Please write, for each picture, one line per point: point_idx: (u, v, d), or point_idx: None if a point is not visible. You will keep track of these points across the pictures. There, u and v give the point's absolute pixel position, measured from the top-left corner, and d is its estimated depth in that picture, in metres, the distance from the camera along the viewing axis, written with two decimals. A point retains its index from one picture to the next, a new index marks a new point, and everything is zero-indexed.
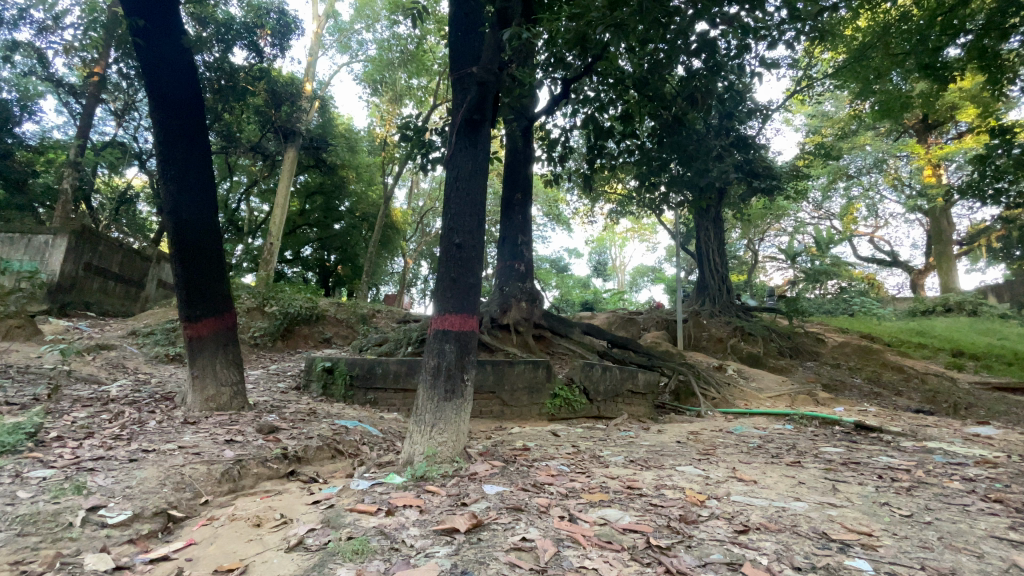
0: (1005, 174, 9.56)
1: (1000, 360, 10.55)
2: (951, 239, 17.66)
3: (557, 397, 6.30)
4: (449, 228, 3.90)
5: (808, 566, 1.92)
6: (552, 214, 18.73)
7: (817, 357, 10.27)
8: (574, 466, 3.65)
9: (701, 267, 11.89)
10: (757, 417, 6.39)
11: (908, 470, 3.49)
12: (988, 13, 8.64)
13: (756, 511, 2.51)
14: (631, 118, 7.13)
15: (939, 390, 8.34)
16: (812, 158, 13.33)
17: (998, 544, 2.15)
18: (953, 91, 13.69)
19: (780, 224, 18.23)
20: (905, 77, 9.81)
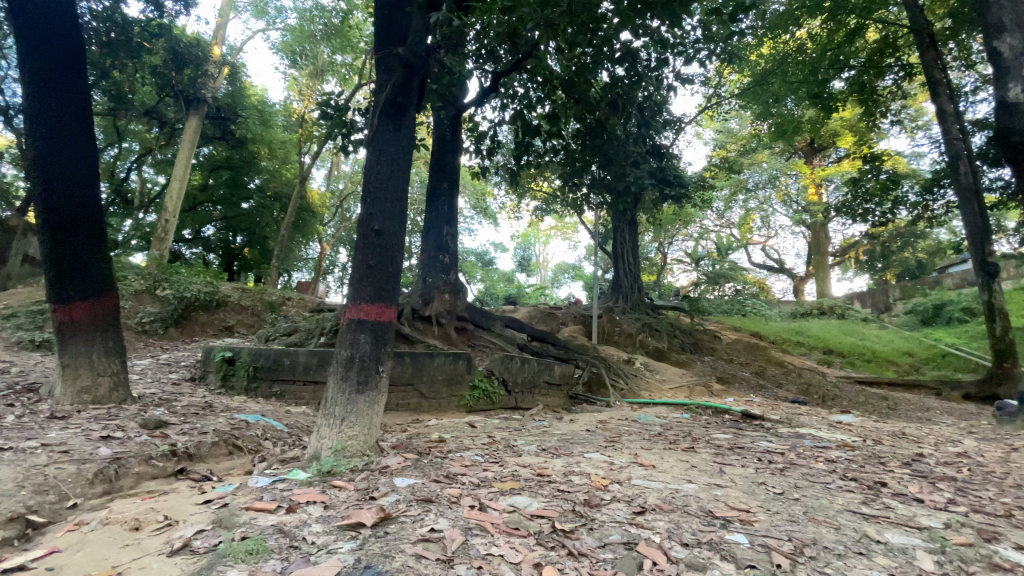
0: (872, 197, 11.10)
1: (861, 358, 12.25)
2: (828, 250, 20.10)
3: (476, 388, 6.34)
4: (368, 213, 3.76)
5: (694, 541, 2.10)
6: (479, 207, 18.73)
7: (714, 352, 11.22)
8: (487, 456, 3.70)
9: (617, 267, 12.46)
10: (660, 406, 6.87)
11: (782, 453, 3.95)
12: (868, 53, 9.98)
13: (653, 493, 2.71)
14: (557, 118, 7.31)
15: (812, 383, 9.52)
16: (718, 171, 14.48)
17: (850, 517, 2.50)
18: (836, 120, 15.54)
19: (688, 230, 19.63)
20: (798, 104, 10.98)
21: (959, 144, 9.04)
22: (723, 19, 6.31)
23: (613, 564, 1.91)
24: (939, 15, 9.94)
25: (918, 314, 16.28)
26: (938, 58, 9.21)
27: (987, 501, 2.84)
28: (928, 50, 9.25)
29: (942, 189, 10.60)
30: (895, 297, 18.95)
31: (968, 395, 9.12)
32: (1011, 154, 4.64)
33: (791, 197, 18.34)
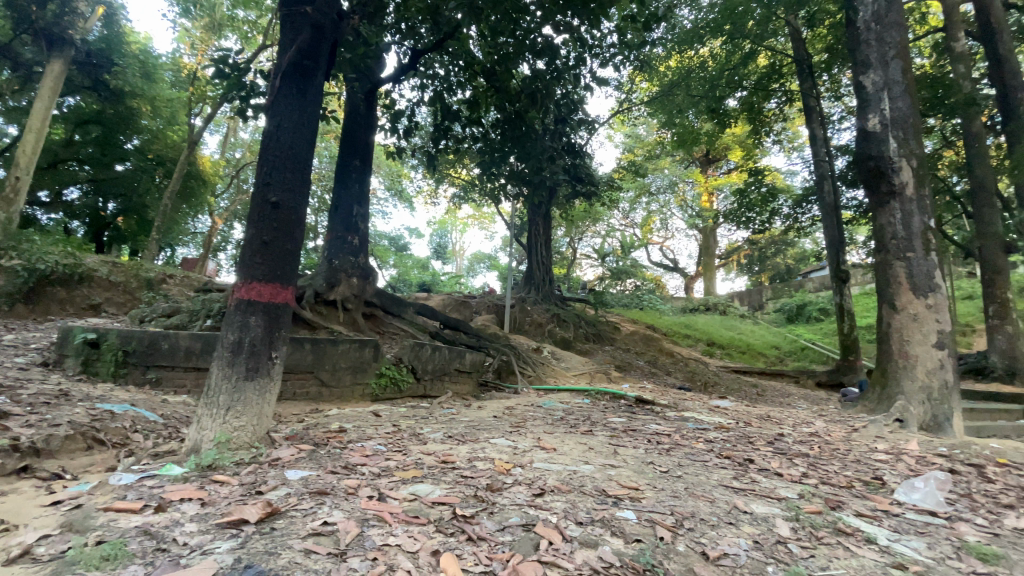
0: (755, 207, 12.44)
1: (737, 350, 13.76)
2: (715, 253, 22.21)
3: (382, 376, 6.13)
4: (263, 184, 3.44)
5: (588, 520, 2.20)
6: (392, 190, 18.04)
7: (614, 342, 11.92)
8: (390, 445, 3.60)
9: (530, 258, 12.69)
10: (563, 393, 7.15)
11: (669, 435, 4.29)
12: (758, 77, 11.14)
13: (552, 475, 2.81)
14: (477, 105, 7.25)
15: (696, 371, 10.51)
16: (625, 173, 15.29)
17: (724, 491, 2.79)
18: (728, 135, 17.14)
19: (596, 227, 20.56)
20: (698, 117, 11.95)
21: (825, 166, 10.41)
22: (638, 26, 6.61)
23: (510, 547, 1.94)
24: (817, 50, 11.29)
25: (784, 313, 18.63)
26: (813, 89, 10.48)
27: (831, 473, 3.32)
28: (806, 81, 10.50)
29: (810, 205, 12.15)
30: (766, 297, 21.48)
31: (820, 382, 10.64)
32: (867, 177, 5.40)
33: (687, 203, 19.91)
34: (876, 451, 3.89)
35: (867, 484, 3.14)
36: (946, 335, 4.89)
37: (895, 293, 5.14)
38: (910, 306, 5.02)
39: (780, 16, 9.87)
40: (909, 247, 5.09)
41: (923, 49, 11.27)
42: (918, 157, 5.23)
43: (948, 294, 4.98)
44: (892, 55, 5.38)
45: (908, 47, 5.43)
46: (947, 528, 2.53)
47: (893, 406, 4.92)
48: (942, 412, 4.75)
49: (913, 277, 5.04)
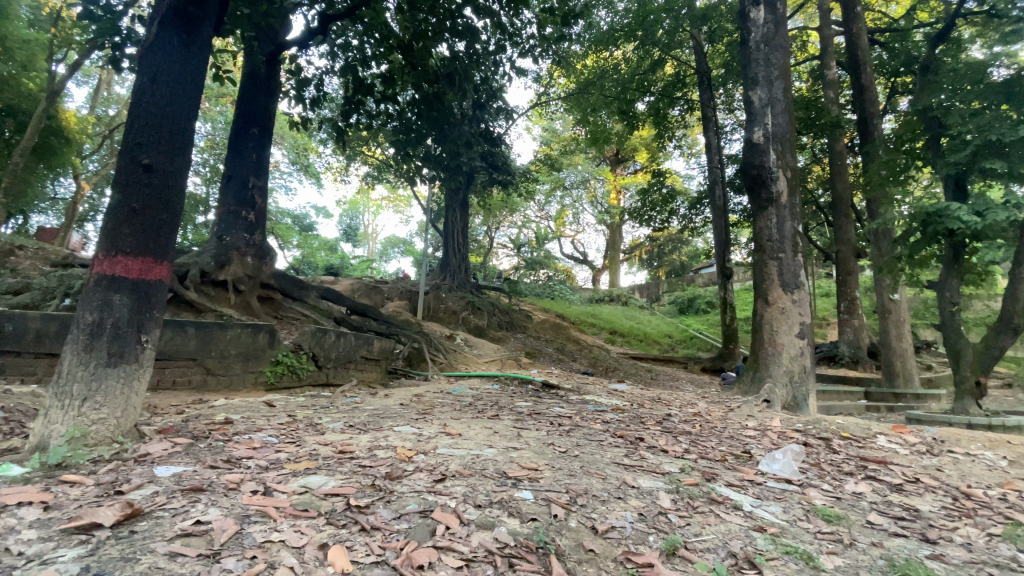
0: (656, 207, 13.36)
1: (636, 339, 14.78)
2: (620, 248, 23.56)
3: (279, 364, 5.72)
4: (133, 142, 3.02)
5: (486, 502, 2.22)
6: (297, 165, 16.74)
7: (525, 330, 12.19)
8: (283, 436, 3.37)
9: (446, 246, 12.43)
10: (473, 379, 7.18)
11: (570, 417, 4.48)
12: (663, 86, 12.02)
13: (455, 460, 2.81)
14: (393, 82, 6.95)
15: (600, 358, 11.11)
16: (541, 166, 15.56)
17: (616, 468, 2.97)
18: (637, 137, 18.10)
19: (512, 217, 20.76)
20: (609, 118, 12.48)
21: (717, 173, 11.39)
22: (556, 20, 6.69)
23: (406, 534, 1.90)
24: (715, 65, 12.27)
25: (677, 305, 20.27)
26: (711, 100, 11.36)
27: (709, 448, 3.68)
28: (705, 92, 11.36)
29: (703, 207, 13.27)
30: (663, 290, 23.21)
31: (705, 367, 11.76)
32: (751, 183, 5.98)
33: (597, 199, 20.76)
34: (747, 428, 4.37)
35: (738, 457, 3.51)
36: (807, 327, 5.60)
37: (768, 289, 5.78)
38: (779, 301, 5.68)
39: (686, 29, 10.57)
40: (781, 248, 5.74)
41: (801, 74, 12.68)
42: (791, 169, 5.90)
43: (809, 291, 5.69)
44: (776, 75, 5.99)
45: (789, 70, 6.08)
46: (799, 493, 2.92)
47: (762, 388, 5.56)
48: (801, 393, 5.46)
49: (783, 275, 5.70)
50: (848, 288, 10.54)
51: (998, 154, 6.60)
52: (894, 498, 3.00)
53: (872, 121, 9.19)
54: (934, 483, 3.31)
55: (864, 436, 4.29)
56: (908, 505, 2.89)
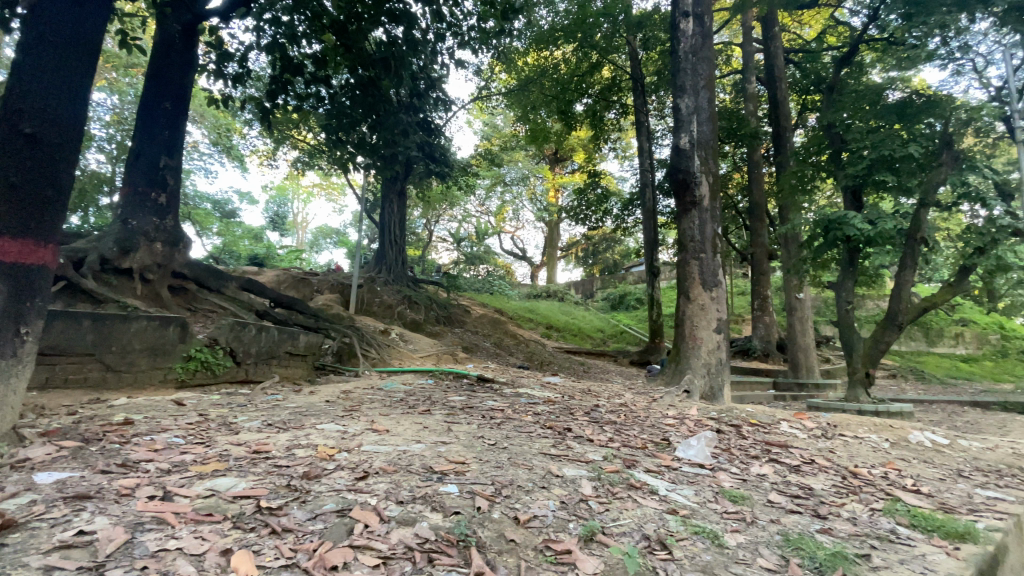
0: (592, 207, 13.80)
1: (570, 334, 15.18)
2: (558, 245, 24.06)
3: (191, 360, 5.29)
4: (11, 109, 2.66)
5: (409, 498, 2.18)
6: (218, 146, 15.53)
7: (463, 325, 12.11)
8: (191, 437, 3.13)
9: (382, 237, 12.04)
10: (406, 374, 7.05)
11: (502, 410, 4.51)
12: (600, 89, 12.41)
13: (379, 457, 2.74)
14: (324, 64, 6.61)
15: (536, 353, 11.27)
16: (482, 161, 15.50)
17: (542, 458, 3.03)
18: (575, 138, 18.51)
19: (452, 211, 20.51)
20: (549, 116, 12.62)
21: (649, 175, 11.90)
22: (497, 15, 6.68)
23: (320, 535, 1.83)
24: (648, 72, 12.78)
25: (610, 301, 21.05)
26: (644, 106, 11.83)
27: (632, 437, 3.85)
28: (638, 97, 11.82)
29: (635, 208, 13.80)
30: (597, 287, 24.00)
31: (634, 360, 12.31)
32: (677, 187, 6.30)
33: (536, 196, 21.04)
34: (667, 417, 4.62)
35: (658, 445, 3.70)
36: (723, 323, 6.01)
37: (690, 287, 6.13)
38: (700, 297, 6.04)
39: (623, 35, 11.09)
40: (702, 249, 6.09)
41: (725, 86, 13.53)
42: (713, 175, 6.27)
43: (726, 289, 6.10)
44: (702, 85, 6.33)
45: (714, 81, 6.45)
46: (709, 477, 3.13)
47: (683, 379, 5.89)
48: (717, 383, 5.86)
49: (703, 274, 6.06)
50: (762, 287, 11.43)
51: (887, 170, 7.39)
52: (792, 478, 3.29)
53: (786, 134, 9.97)
54: (826, 464, 3.66)
55: (769, 423, 4.67)
56: (803, 485, 3.18)
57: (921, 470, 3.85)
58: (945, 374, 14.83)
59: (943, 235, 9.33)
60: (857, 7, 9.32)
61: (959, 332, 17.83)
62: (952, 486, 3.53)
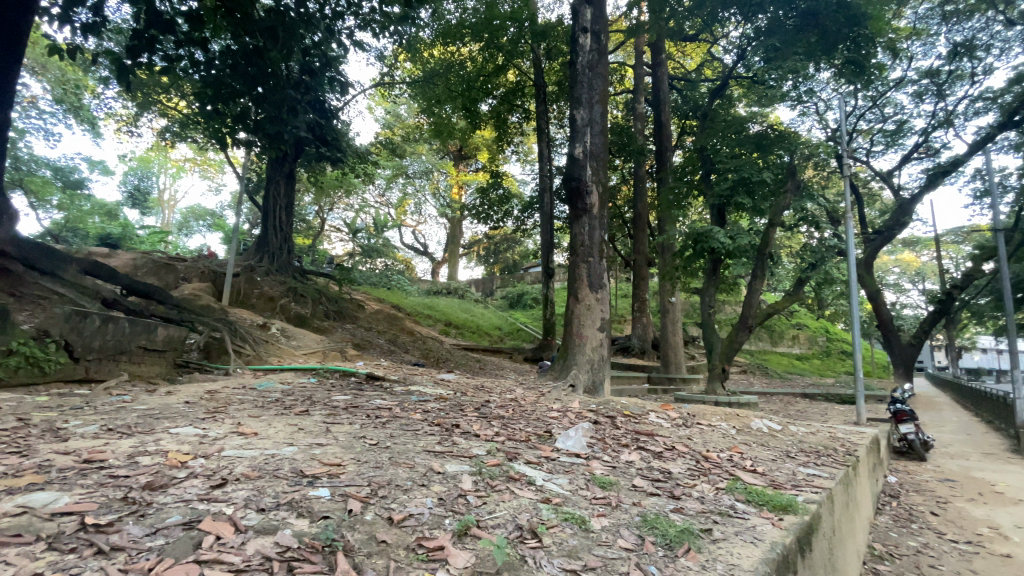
0: (494, 206, 14.02)
1: (468, 331, 15.29)
2: (459, 242, 24.00)
3: (10, 355, 4.43)
4: None
5: (272, 505, 2.04)
6: (62, 104, 13.17)
7: (355, 320, 11.57)
8: (1, 446, 2.62)
9: (265, 222, 11.04)
10: (286, 372, 6.55)
11: (389, 408, 4.39)
12: (505, 91, 12.69)
13: (243, 462, 2.52)
14: (201, 24, 5.87)
15: (431, 349, 11.15)
16: (382, 150, 14.92)
17: (424, 455, 3.00)
18: (480, 136, 18.61)
19: (348, 200, 19.40)
20: (454, 112, 12.51)
21: (547, 181, 12.38)
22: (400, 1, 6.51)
23: (159, 552, 1.64)
24: (550, 82, 13.29)
25: (508, 300, 21.52)
26: (546, 113, 12.29)
27: (516, 430, 3.97)
28: (540, 104, 12.26)
29: (534, 211, 14.27)
30: (496, 285, 24.41)
31: (527, 357, 12.70)
32: (570, 193, 6.62)
33: (439, 192, 20.80)
34: (552, 410, 4.84)
35: (540, 437, 3.87)
36: (606, 322, 6.45)
37: (578, 288, 6.47)
38: (586, 298, 6.40)
39: (528, 42, 11.49)
40: (591, 253, 6.47)
41: (618, 103, 14.56)
42: (602, 186, 6.70)
43: (610, 291, 6.54)
44: (596, 99, 6.72)
45: (607, 97, 6.88)
46: (584, 465, 3.35)
47: (569, 374, 6.23)
48: (598, 378, 6.27)
49: (590, 277, 6.44)
50: (642, 291, 12.46)
51: (745, 192, 8.46)
52: (655, 463, 3.65)
53: (667, 153, 10.96)
54: (684, 450, 4.10)
55: (640, 414, 5.11)
56: (664, 469, 3.53)
57: (759, 452, 4.48)
58: (784, 370, 17.41)
59: (786, 252, 10.92)
60: (729, 46, 10.52)
61: (795, 335, 21.01)
62: (781, 465, 4.16)
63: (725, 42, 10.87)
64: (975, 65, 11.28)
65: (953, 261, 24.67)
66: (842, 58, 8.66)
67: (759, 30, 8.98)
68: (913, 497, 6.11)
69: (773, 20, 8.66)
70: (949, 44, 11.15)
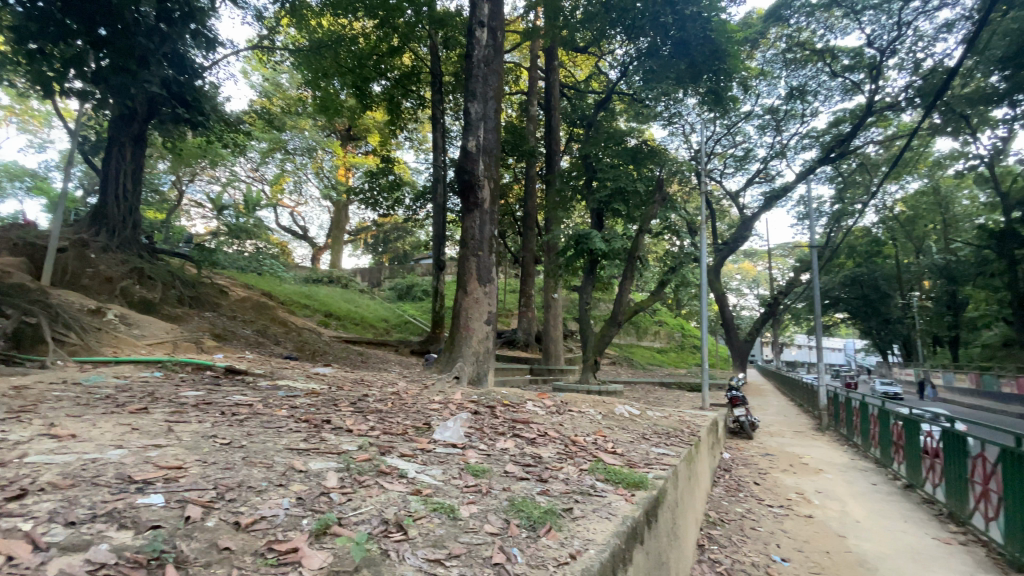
0: (383, 192, 13.49)
1: (350, 322, 14.61)
2: (344, 228, 22.68)
3: None
4: None
5: (87, 517, 1.76)
6: None
7: (217, 308, 10.34)
8: None
9: (103, 188, 9.34)
10: (124, 365, 5.65)
11: (250, 405, 4.02)
12: (398, 75, 12.25)
13: (51, 469, 2.13)
14: None
15: (307, 341, 10.41)
16: (258, 120, 13.50)
17: (286, 454, 2.79)
18: (370, 118, 17.75)
19: (214, 172, 17.17)
20: (343, 88, 11.71)
21: (441, 172, 12.20)
22: None
23: None
24: (447, 72, 13.16)
25: (395, 291, 20.94)
26: (441, 103, 12.10)
27: (393, 423, 3.88)
28: (435, 93, 12.06)
29: (425, 201, 14.03)
30: (384, 276, 23.54)
31: (413, 350, 12.48)
32: (462, 186, 6.63)
33: (323, 172, 19.42)
34: (433, 402, 4.82)
35: (417, 429, 3.83)
36: (492, 315, 6.55)
37: (467, 281, 6.51)
38: (474, 291, 6.46)
39: (425, 27, 11.22)
40: (481, 247, 6.54)
41: (513, 103, 14.90)
42: (493, 182, 6.79)
43: (497, 285, 6.67)
44: (490, 96, 6.78)
45: (501, 94, 6.96)
46: (459, 454, 3.39)
47: (454, 366, 6.24)
48: (483, 369, 6.36)
49: (479, 270, 6.51)
50: (528, 287, 12.94)
51: (621, 201, 9.20)
52: (527, 449, 3.82)
53: (556, 157, 11.45)
54: (556, 435, 4.36)
55: (518, 403, 5.31)
56: (535, 454, 3.72)
57: (621, 435, 4.93)
58: (647, 362, 19.33)
59: (654, 257, 12.10)
60: (614, 63, 11.34)
61: (657, 331, 23.40)
62: (638, 446, 4.63)
63: (611, 58, 11.66)
64: (805, 107, 13.49)
65: (780, 271, 29.43)
66: (706, 87, 9.74)
67: (641, 51, 9.76)
68: (741, 470, 7.20)
69: (651, 44, 9.45)
70: (787, 87, 13.19)
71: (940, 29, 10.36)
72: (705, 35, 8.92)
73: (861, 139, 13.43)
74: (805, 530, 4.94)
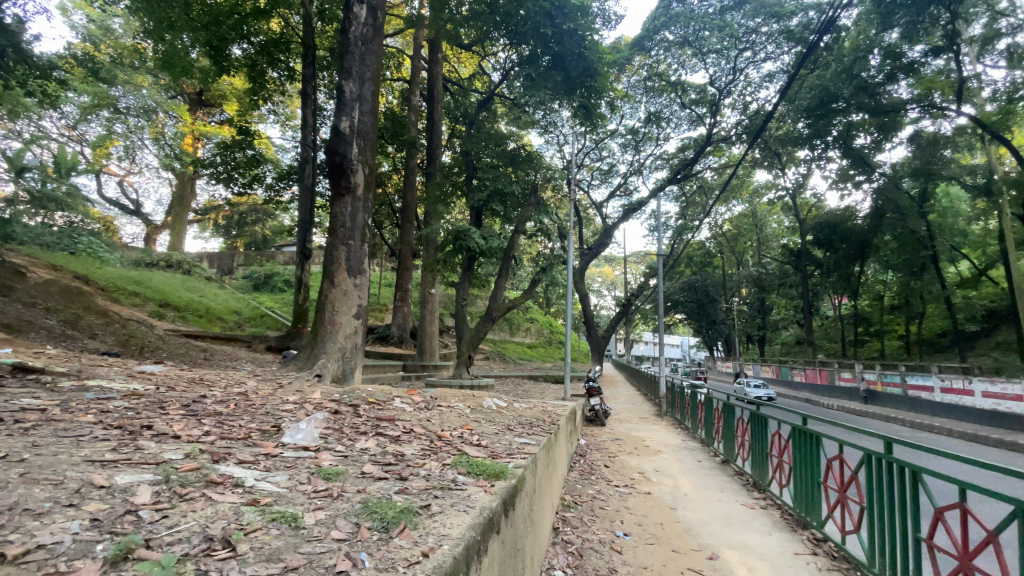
0: (240, 168, 12.08)
1: (193, 313, 12.84)
2: (189, 206, 19.86)
3: None
4: None
5: None
6: None
7: (8, 293, 8.35)
8: None
9: None
10: None
11: (43, 411, 3.29)
12: (264, 40, 11.07)
13: None
14: None
15: (134, 334, 8.87)
16: (76, 66, 11.19)
17: (86, 467, 2.35)
18: (227, 84, 15.79)
19: (10, 124, 13.82)
20: (194, 46, 10.19)
21: (310, 152, 11.32)
22: None
23: None
24: (321, 45, 12.26)
25: (252, 280, 18.97)
26: (313, 78, 11.24)
27: (234, 427, 3.48)
28: (307, 66, 11.15)
29: (291, 182, 12.89)
30: (237, 263, 21.15)
31: (271, 346, 11.39)
32: (332, 169, 6.21)
33: (164, 139, 16.81)
34: (286, 402, 4.43)
35: (264, 432, 3.49)
36: (362, 309, 6.24)
37: (334, 272, 6.11)
38: (343, 283, 6.10)
39: None
40: (351, 236, 6.20)
41: (393, 91, 14.43)
42: (368, 168, 6.48)
43: (368, 277, 6.38)
44: (367, 77, 6.43)
45: (380, 77, 6.65)
46: (311, 458, 3.17)
47: (316, 363, 5.81)
48: (348, 367, 6.02)
49: (349, 260, 6.16)
50: (403, 281, 12.61)
51: (498, 201, 9.46)
52: (390, 448, 3.71)
53: (437, 151, 11.33)
54: (421, 432, 4.30)
55: (384, 400, 5.14)
56: (397, 452, 3.63)
57: (486, 428, 5.04)
58: (516, 357, 20.13)
59: (528, 257, 12.63)
60: (496, 65, 11.59)
61: (527, 327, 24.49)
62: (503, 438, 4.79)
63: (494, 60, 11.88)
64: (659, 132, 15.14)
65: (632, 276, 32.86)
66: (577, 102, 10.33)
67: (522, 58, 10.10)
68: (594, 454, 7.86)
69: (532, 52, 9.85)
70: (646, 111, 14.68)
71: (764, 78, 12.36)
72: (580, 52, 9.52)
73: (702, 165, 15.47)
74: (643, 506, 5.56)
